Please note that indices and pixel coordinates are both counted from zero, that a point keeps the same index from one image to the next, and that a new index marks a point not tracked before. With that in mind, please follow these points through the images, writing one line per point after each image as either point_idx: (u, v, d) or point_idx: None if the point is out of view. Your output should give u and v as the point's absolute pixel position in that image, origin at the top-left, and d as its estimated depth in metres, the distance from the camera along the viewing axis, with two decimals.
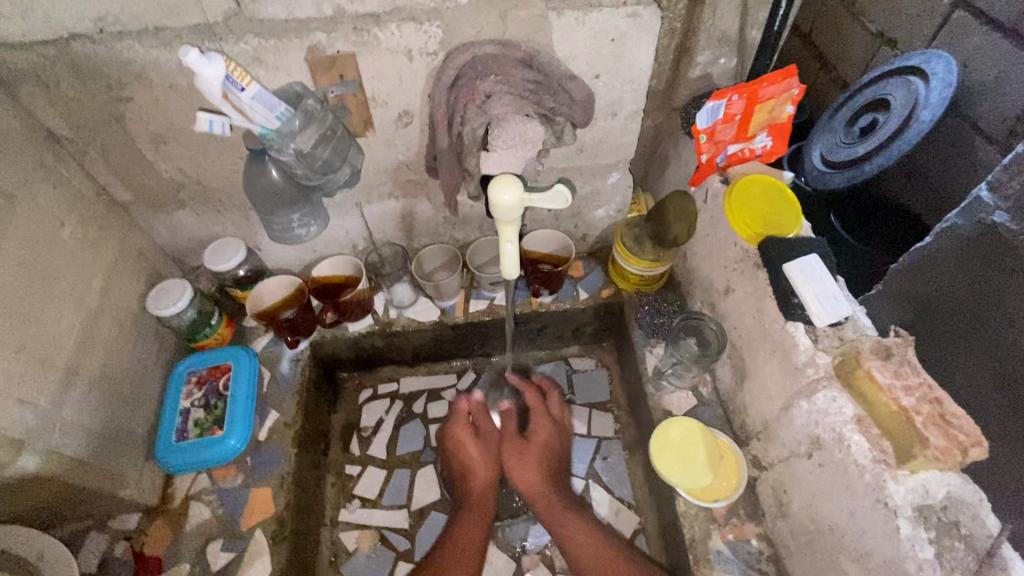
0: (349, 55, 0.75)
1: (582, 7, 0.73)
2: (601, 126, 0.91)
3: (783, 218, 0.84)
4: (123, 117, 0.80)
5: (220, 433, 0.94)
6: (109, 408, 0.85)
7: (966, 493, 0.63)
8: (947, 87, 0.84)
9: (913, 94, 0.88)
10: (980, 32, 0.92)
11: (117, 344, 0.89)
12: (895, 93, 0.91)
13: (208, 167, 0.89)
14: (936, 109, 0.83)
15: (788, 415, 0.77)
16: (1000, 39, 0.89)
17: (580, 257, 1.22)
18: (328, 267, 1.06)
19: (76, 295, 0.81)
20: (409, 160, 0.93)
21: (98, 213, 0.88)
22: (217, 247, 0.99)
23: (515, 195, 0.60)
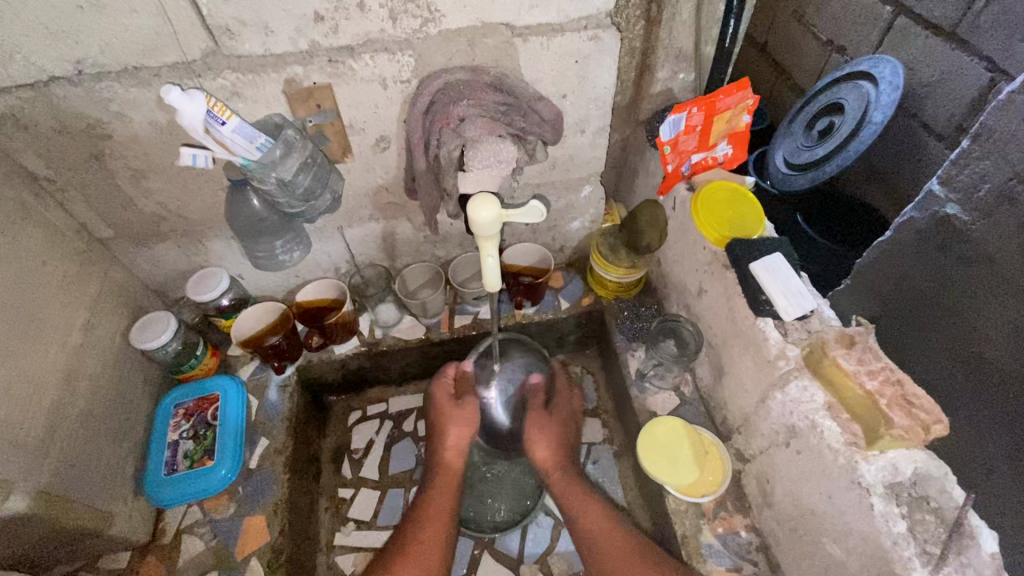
0: (326, 86, 0.78)
1: (546, 32, 0.78)
2: (571, 142, 0.95)
3: (746, 221, 0.89)
4: (103, 155, 0.81)
5: (211, 464, 0.95)
6: (96, 446, 0.85)
7: (933, 468, 0.66)
8: (895, 89, 0.91)
9: (865, 97, 0.94)
10: (922, 37, 1.00)
11: (102, 380, 0.88)
12: (848, 97, 0.97)
13: (189, 199, 0.90)
14: (887, 110, 0.90)
15: (765, 407, 0.81)
16: (942, 42, 0.96)
17: (560, 268, 1.25)
18: (311, 291, 1.08)
19: (59, 333, 0.81)
20: (388, 183, 0.96)
21: (79, 250, 0.88)
22: (201, 277, 0.99)
23: (493, 212, 0.63)
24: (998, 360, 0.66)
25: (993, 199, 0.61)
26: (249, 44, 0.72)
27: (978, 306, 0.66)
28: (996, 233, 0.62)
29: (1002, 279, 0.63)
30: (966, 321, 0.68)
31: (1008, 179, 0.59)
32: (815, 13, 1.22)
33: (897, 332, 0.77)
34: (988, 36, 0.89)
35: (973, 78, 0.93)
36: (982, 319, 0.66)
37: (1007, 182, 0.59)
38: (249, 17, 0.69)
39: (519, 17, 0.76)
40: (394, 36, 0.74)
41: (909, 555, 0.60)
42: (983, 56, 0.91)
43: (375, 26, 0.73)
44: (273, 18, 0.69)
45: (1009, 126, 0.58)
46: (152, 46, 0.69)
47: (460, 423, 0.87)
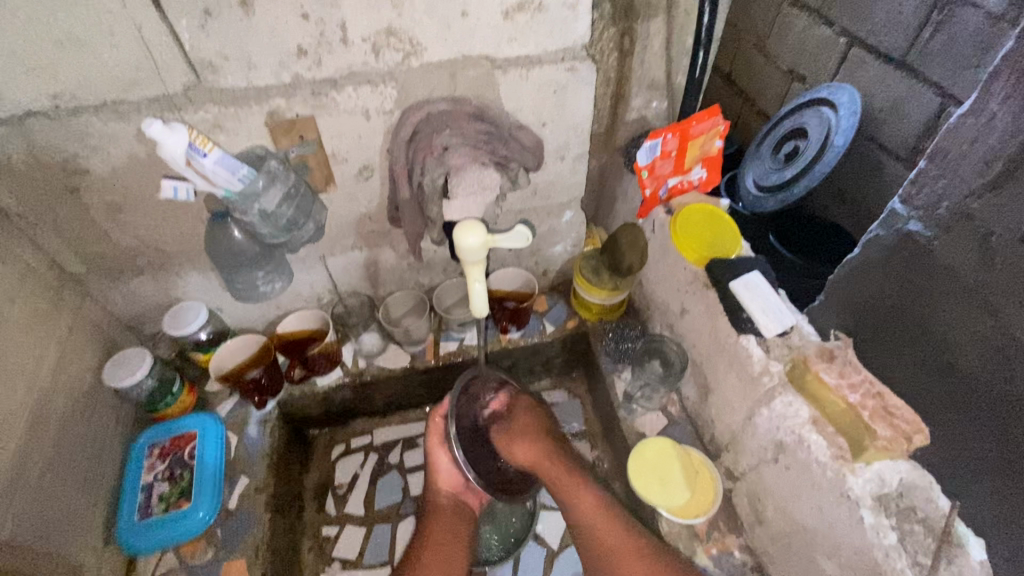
0: (309, 118, 0.78)
1: (525, 64, 0.80)
2: (551, 169, 0.98)
3: (725, 241, 0.91)
4: (78, 190, 0.79)
5: (188, 505, 0.91)
6: (64, 493, 0.80)
7: (917, 477, 0.67)
8: (853, 114, 0.96)
9: (826, 122, 1.00)
10: (875, 65, 1.06)
11: (72, 421, 0.85)
12: (810, 122, 1.03)
13: (168, 232, 0.89)
14: (847, 134, 0.95)
15: (752, 424, 0.81)
16: (895, 71, 1.03)
17: (544, 292, 1.26)
18: (293, 322, 1.07)
19: (27, 373, 0.77)
20: (371, 211, 0.96)
21: (51, 286, 0.86)
22: (177, 312, 0.97)
23: (479, 238, 0.64)
24: (970, 365, 0.62)
25: (952, 216, 0.61)
26: (231, 77, 0.72)
27: (949, 310, 0.63)
28: (956, 248, 0.61)
29: (972, 289, 0.61)
30: (939, 325, 0.65)
31: (964, 197, 0.59)
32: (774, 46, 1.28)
33: (873, 349, 0.74)
34: (936, 62, 0.95)
35: (925, 104, 0.99)
36: (955, 322, 0.63)
37: (963, 200, 0.59)
38: (232, 51, 0.69)
39: (499, 50, 0.78)
40: (377, 68, 0.76)
41: (901, 566, 0.61)
42: (933, 83, 0.97)
43: (358, 59, 0.74)
44: (256, 52, 0.70)
45: (960, 146, 0.58)
46: (134, 80, 0.70)
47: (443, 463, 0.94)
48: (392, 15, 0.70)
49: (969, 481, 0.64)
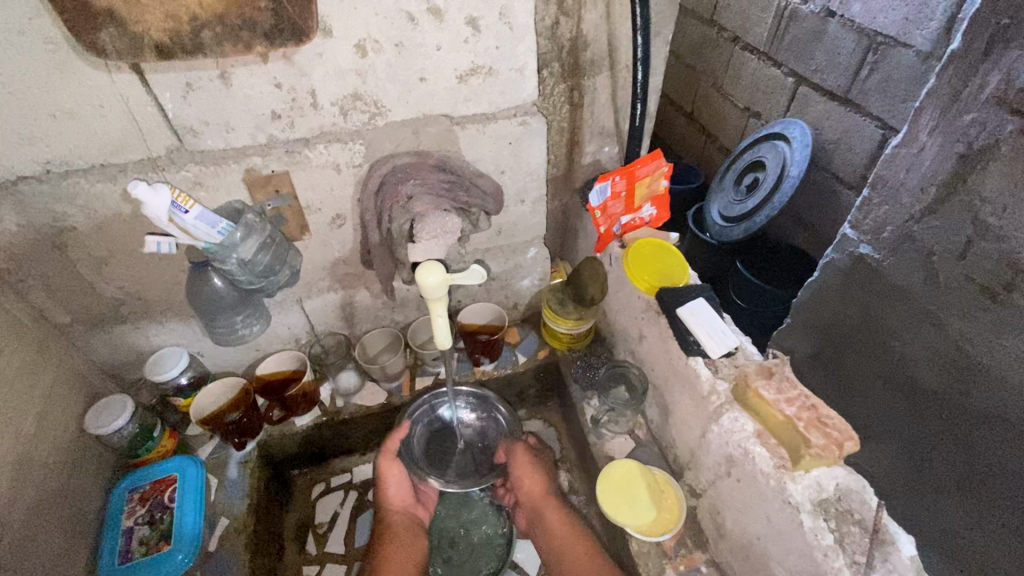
0: (284, 173, 0.85)
1: (481, 120, 0.89)
2: (513, 210, 1.05)
3: (674, 270, 0.99)
4: (65, 246, 0.85)
5: (169, 548, 0.92)
6: (46, 541, 0.82)
7: (851, 481, 0.73)
8: (805, 146, 1.08)
9: (782, 154, 1.11)
10: (821, 102, 1.23)
11: (54, 469, 0.87)
12: (768, 155, 1.15)
13: (150, 282, 0.94)
14: (801, 164, 1.05)
15: (706, 441, 0.87)
16: (837, 106, 1.19)
17: (515, 324, 1.32)
18: (271, 364, 1.11)
19: (12, 424, 0.80)
20: (345, 256, 1.02)
21: (36, 338, 0.89)
22: (158, 358, 1.02)
23: (439, 276, 0.70)
24: (934, 385, 0.72)
25: (897, 237, 0.72)
26: (210, 140, 0.79)
27: (903, 333, 0.74)
28: (904, 267, 0.72)
29: (915, 307, 0.72)
30: (898, 345, 0.76)
31: (906, 221, 0.70)
32: (731, 87, 1.50)
33: (846, 371, 0.85)
34: (872, 98, 1.11)
35: (869, 134, 1.13)
36: (910, 343, 0.74)
37: (905, 223, 0.71)
38: (212, 118, 0.77)
39: (456, 108, 0.87)
40: (346, 128, 0.84)
41: (840, 565, 0.65)
42: (873, 116, 1.12)
43: (328, 120, 0.82)
44: (234, 118, 0.78)
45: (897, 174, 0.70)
46: (121, 146, 0.76)
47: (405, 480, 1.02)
48: (357, 82, 0.79)
49: (938, 495, 0.74)
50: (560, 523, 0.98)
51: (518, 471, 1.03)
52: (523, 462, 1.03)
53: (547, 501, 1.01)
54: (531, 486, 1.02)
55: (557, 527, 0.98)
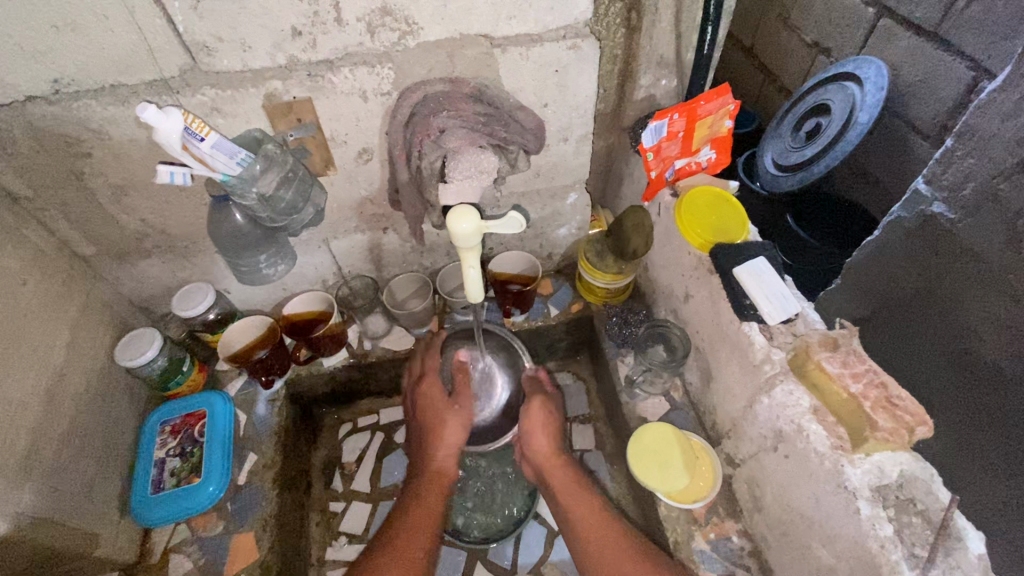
0: (306, 100, 0.78)
1: (524, 43, 0.78)
2: (554, 151, 0.96)
3: (730, 226, 0.89)
4: (83, 173, 0.80)
5: (198, 481, 0.94)
6: (81, 467, 0.84)
7: (918, 470, 0.66)
8: (880, 89, 0.93)
9: (851, 98, 0.96)
10: (906, 37, 1.05)
11: (86, 398, 0.88)
12: (834, 98, 0.99)
13: (171, 216, 0.90)
14: (871, 110, 0.91)
15: (752, 412, 0.80)
16: (924, 43, 1.02)
17: (548, 275, 1.25)
18: (299, 304, 1.08)
19: (42, 353, 0.80)
20: (371, 194, 0.95)
21: (61, 268, 0.88)
22: (186, 293, 0.99)
23: (473, 224, 0.62)
24: (998, 364, 0.57)
25: (978, 197, 0.56)
26: (226, 60, 0.71)
27: (976, 306, 0.58)
28: (985, 230, 0.56)
29: (991, 276, 0.56)
30: (963, 327, 0.60)
31: (993, 176, 0.54)
32: (800, 18, 1.30)
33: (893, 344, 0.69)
34: (968, 34, 0.94)
35: (956, 77, 0.98)
36: (979, 320, 0.58)
37: (991, 180, 0.54)
38: (226, 33, 0.69)
39: (496, 28, 0.76)
40: (372, 49, 0.74)
41: (897, 557, 0.60)
42: (966, 56, 0.96)
43: (353, 39, 0.73)
44: (249, 33, 0.69)
45: (989, 125, 0.53)
46: (130, 64, 0.69)
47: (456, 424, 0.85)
48: None
49: (972, 485, 0.61)
50: (570, 487, 0.86)
51: (535, 422, 0.87)
52: (537, 419, 0.88)
53: (562, 462, 0.88)
54: (540, 447, 0.88)
55: (572, 501, 0.85)
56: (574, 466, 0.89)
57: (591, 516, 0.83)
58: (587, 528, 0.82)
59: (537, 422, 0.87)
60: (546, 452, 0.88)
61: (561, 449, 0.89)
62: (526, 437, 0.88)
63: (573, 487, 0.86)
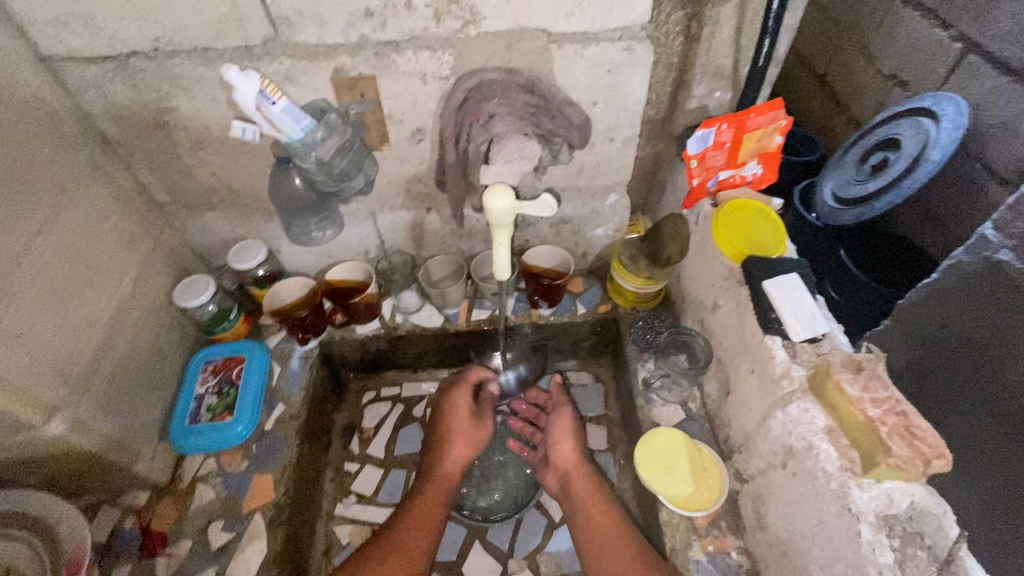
0: (370, 77, 0.83)
1: (581, 41, 0.81)
2: (599, 149, 0.98)
3: (766, 244, 0.88)
4: (167, 125, 0.89)
5: (231, 419, 1.01)
6: (132, 389, 0.93)
7: (929, 502, 0.65)
8: (958, 129, 0.85)
9: (923, 136, 0.89)
10: (991, 72, 1.01)
11: (145, 329, 0.97)
12: (905, 133, 0.92)
13: (238, 174, 0.98)
14: (945, 152, 0.85)
15: (765, 427, 0.80)
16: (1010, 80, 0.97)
17: (581, 274, 1.27)
18: (340, 271, 1.15)
19: (113, 282, 0.90)
20: (420, 174, 1.00)
21: (138, 210, 0.97)
22: (241, 248, 1.07)
23: (507, 202, 0.66)
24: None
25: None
26: (304, 33, 0.78)
27: (972, 318, 0.64)
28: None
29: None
30: (957, 335, 0.66)
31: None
32: (876, 46, 1.27)
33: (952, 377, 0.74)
34: None
35: None
36: (973, 330, 0.64)
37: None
38: (307, 9, 0.75)
39: (555, 24, 0.80)
40: (437, 34, 0.79)
41: None
42: None
43: (420, 24, 0.78)
44: (328, 10, 0.76)
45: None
46: (220, 29, 0.77)
47: (462, 418, 1.00)
48: None
49: None
50: (591, 490, 0.93)
51: (558, 433, 1.01)
52: (564, 426, 1.02)
53: (583, 470, 0.96)
54: (564, 454, 0.99)
55: (599, 519, 0.88)
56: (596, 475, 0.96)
57: (607, 529, 0.86)
58: (601, 535, 0.86)
59: (565, 430, 1.01)
60: (572, 462, 0.97)
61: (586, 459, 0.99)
62: (553, 443, 1.00)
63: (592, 495, 0.92)
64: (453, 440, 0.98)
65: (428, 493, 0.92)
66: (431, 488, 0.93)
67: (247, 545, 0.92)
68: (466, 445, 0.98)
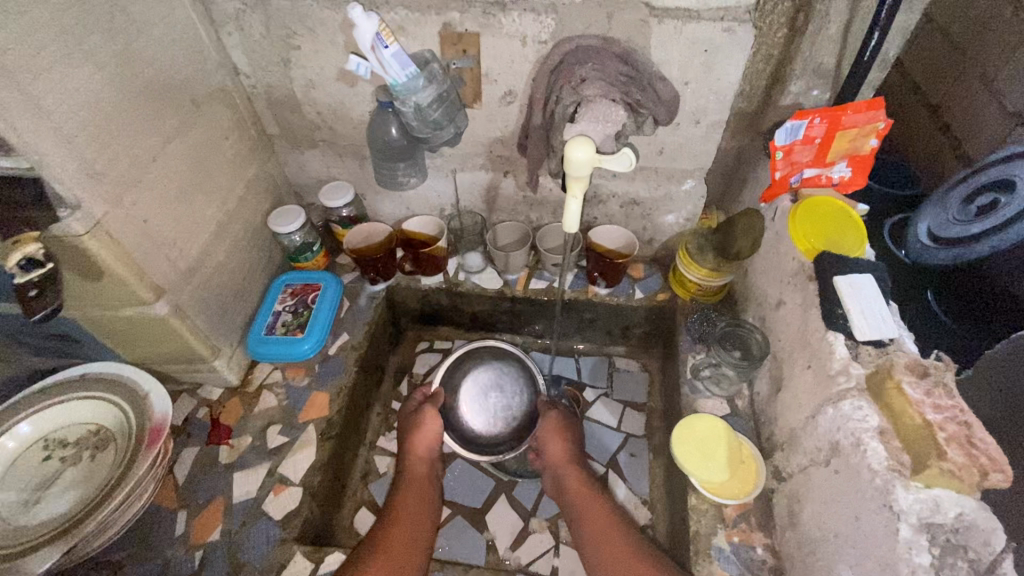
0: (475, 34, 0.89)
1: (682, 17, 0.83)
2: (683, 131, 0.99)
3: (846, 240, 0.86)
4: (289, 62, 0.99)
5: (299, 337, 1.11)
6: (223, 294, 1.04)
7: (981, 519, 0.60)
8: None
9: None
10: None
11: (241, 244, 1.08)
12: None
13: (341, 116, 1.07)
14: None
15: (813, 423, 0.78)
16: None
17: (643, 261, 1.28)
18: (416, 224, 1.23)
19: (223, 195, 1.01)
20: (504, 137, 1.05)
21: (252, 137, 1.09)
22: (330, 188, 1.16)
23: (587, 154, 0.69)
24: None
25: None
26: None
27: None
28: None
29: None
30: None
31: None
32: None
33: None
34: None
35: None
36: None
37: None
38: None
39: None
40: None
41: None
42: None
43: None
44: None
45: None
46: None
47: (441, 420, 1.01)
48: None
49: None
50: (581, 488, 0.95)
51: (546, 431, 1.01)
52: (550, 427, 1.02)
53: (573, 467, 0.98)
54: (554, 451, 0.99)
55: (593, 515, 0.90)
56: (584, 470, 0.98)
57: (603, 523, 0.89)
58: (598, 532, 0.88)
59: (551, 429, 1.01)
60: (559, 457, 0.99)
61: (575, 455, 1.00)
62: (542, 443, 1.01)
63: (585, 491, 0.94)
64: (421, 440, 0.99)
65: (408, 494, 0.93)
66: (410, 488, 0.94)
67: (298, 449, 1.00)
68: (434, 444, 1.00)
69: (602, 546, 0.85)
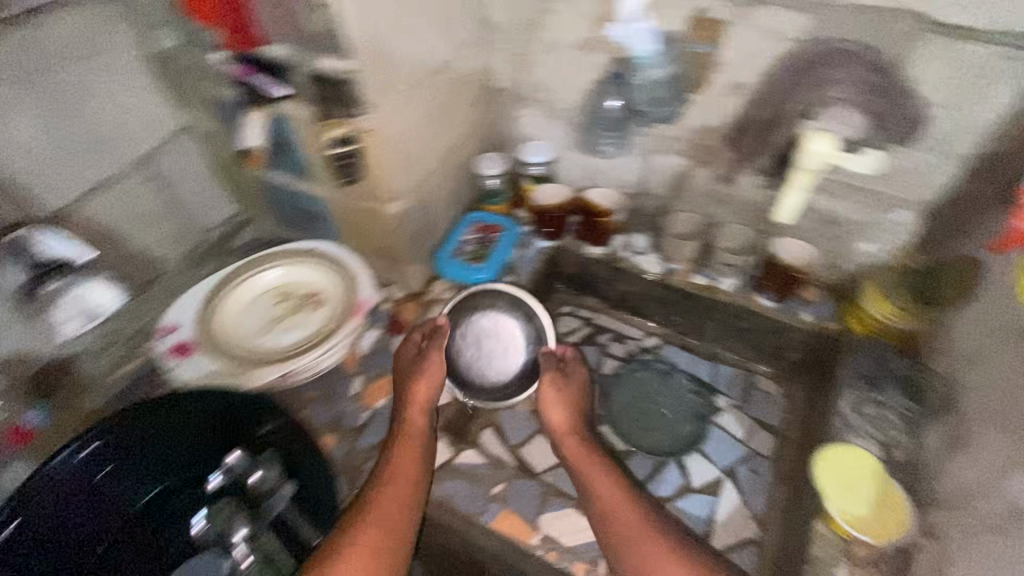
0: (724, 22, 0.93)
1: (954, 35, 0.82)
2: (912, 156, 0.96)
3: None
4: (537, 24, 1.11)
5: (477, 267, 1.26)
6: (427, 212, 1.21)
7: None
8: None
9: None
10: None
11: (450, 175, 1.24)
12: None
13: (565, 80, 1.17)
14: None
15: (996, 486, 0.72)
16: None
17: (820, 286, 1.20)
18: (595, 195, 1.29)
19: (452, 129, 1.17)
20: (715, 128, 1.08)
21: (483, 85, 1.24)
22: (531, 146, 1.29)
23: (825, 147, 0.90)
24: None
25: None
26: None
27: None
28: None
29: None
30: None
31: None
32: None
33: None
34: None
35: None
36: None
37: None
38: None
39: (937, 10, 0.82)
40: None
41: None
42: None
43: None
44: None
45: None
46: None
47: (431, 378, 1.04)
48: None
49: None
50: (586, 457, 1.00)
51: (550, 395, 1.05)
52: (551, 390, 1.06)
53: (574, 435, 1.03)
54: (555, 413, 1.05)
55: (604, 486, 0.95)
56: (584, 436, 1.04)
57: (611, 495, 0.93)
58: (607, 505, 0.92)
59: (550, 391, 1.05)
60: (563, 422, 1.04)
61: (574, 422, 1.05)
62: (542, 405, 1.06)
63: (588, 459, 0.99)
64: (420, 391, 1.03)
65: (398, 455, 0.96)
66: (400, 451, 0.97)
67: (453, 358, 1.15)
68: (431, 394, 1.03)
69: (612, 520, 0.90)
